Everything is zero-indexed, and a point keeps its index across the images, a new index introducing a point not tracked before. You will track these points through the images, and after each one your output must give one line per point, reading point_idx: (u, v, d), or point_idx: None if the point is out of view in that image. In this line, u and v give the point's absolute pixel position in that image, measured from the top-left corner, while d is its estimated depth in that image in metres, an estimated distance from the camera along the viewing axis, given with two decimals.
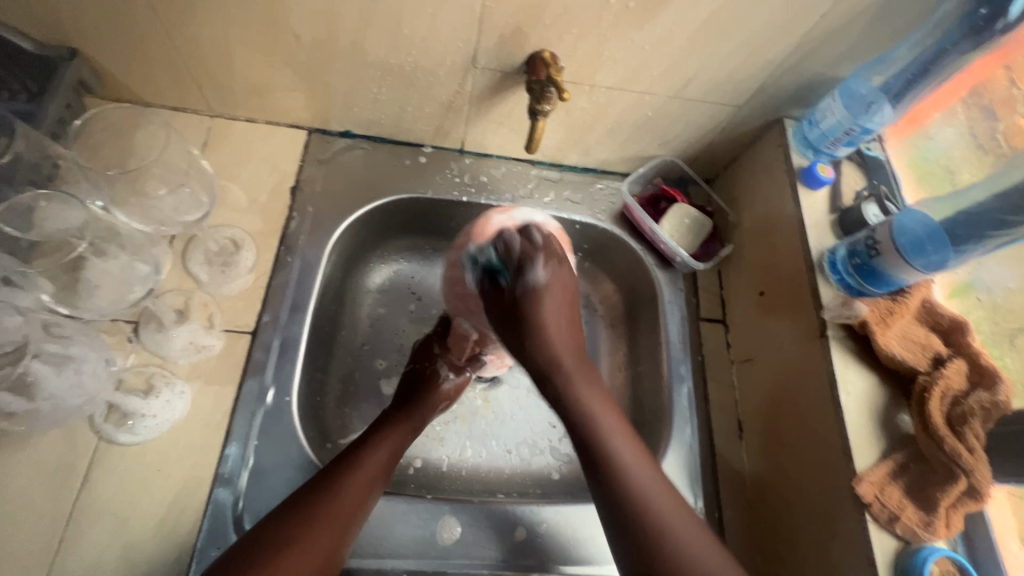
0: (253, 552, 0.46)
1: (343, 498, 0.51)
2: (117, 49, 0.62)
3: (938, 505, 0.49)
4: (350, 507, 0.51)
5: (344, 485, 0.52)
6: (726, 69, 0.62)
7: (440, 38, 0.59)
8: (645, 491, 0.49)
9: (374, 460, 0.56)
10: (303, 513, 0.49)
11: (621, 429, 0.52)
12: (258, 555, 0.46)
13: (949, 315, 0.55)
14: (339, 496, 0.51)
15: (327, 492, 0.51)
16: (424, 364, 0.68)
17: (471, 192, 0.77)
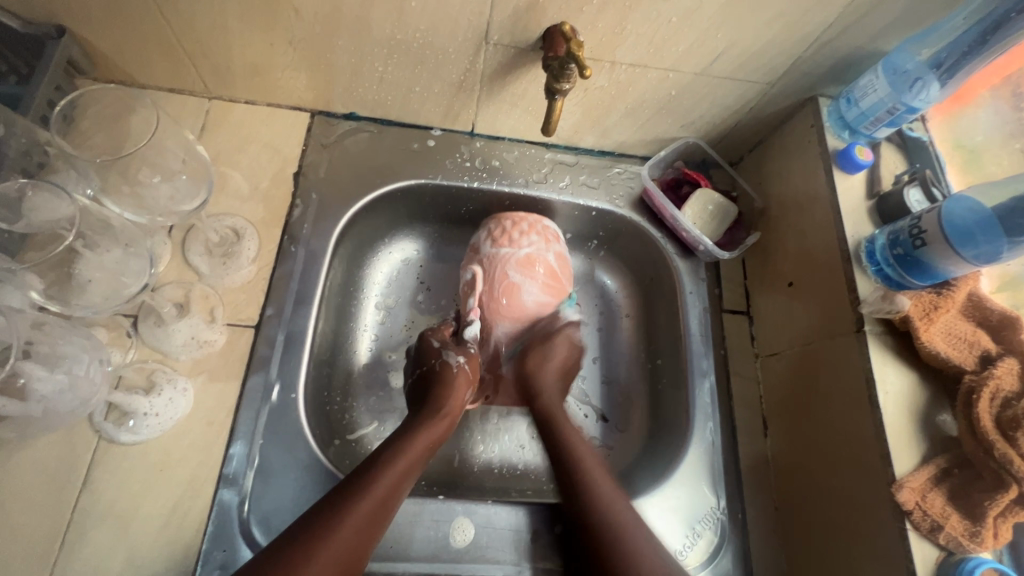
0: (307, 528, 0.46)
1: (386, 477, 0.51)
2: (106, 26, 0.59)
3: (984, 514, 0.46)
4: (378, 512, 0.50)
5: (382, 472, 0.52)
6: (758, 43, 0.57)
7: (450, 12, 0.55)
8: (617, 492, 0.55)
9: (402, 463, 0.53)
10: (349, 492, 0.50)
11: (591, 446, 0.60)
12: (310, 531, 0.46)
13: (1000, 310, 0.51)
14: (382, 477, 0.51)
15: (370, 474, 0.51)
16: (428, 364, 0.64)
17: (482, 178, 0.73)
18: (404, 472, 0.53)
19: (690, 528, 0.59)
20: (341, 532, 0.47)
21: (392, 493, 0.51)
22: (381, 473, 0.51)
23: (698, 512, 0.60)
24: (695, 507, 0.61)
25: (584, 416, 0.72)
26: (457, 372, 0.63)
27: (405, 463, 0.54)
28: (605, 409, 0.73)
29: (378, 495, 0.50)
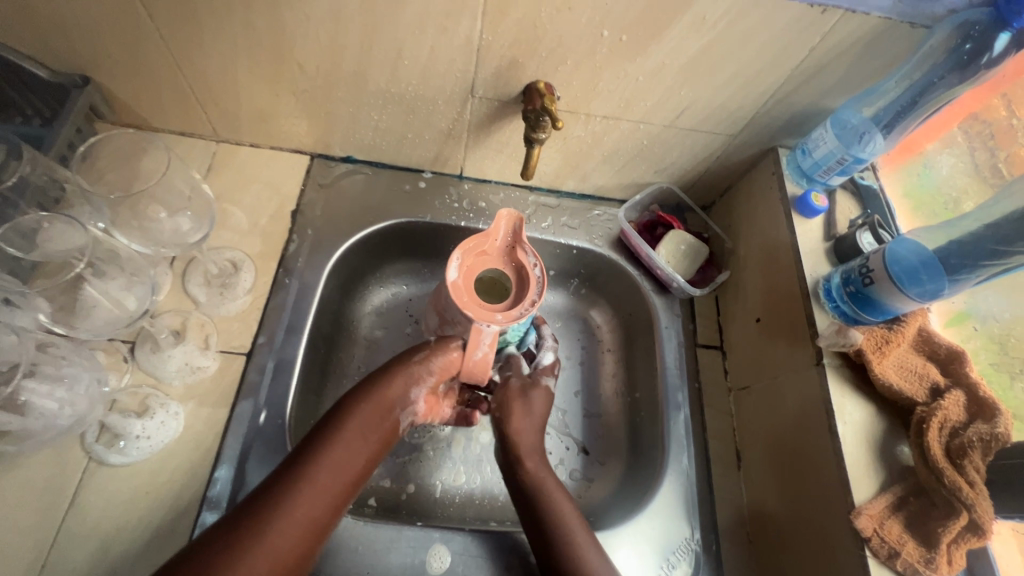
0: (251, 506, 0.49)
1: (330, 454, 0.53)
2: (127, 76, 0.65)
3: (939, 541, 0.48)
4: (312, 507, 0.50)
5: (326, 450, 0.53)
6: (717, 100, 0.63)
7: (439, 69, 0.61)
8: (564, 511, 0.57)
9: (342, 442, 0.54)
10: (297, 467, 0.51)
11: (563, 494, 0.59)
12: (254, 509, 0.48)
13: (947, 345, 0.55)
14: (326, 452, 0.53)
15: (314, 449, 0.53)
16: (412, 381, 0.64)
17: (469, 218, 0.78)
18: (333, 466, 0.52)
19: (665, 559, 0.61)
20: (298, 501, 0.50)
21: (323, 489, 0.51)
22: (307, 478, 0.51)
23: (672, 543, 0.61)
24: (670, 537, 0.62)
25: (566, 449, 0.74)
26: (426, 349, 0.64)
27: (335, 458, 0.53)
28: (586, 441, 0.75)
29: (325, 475, 0.52)
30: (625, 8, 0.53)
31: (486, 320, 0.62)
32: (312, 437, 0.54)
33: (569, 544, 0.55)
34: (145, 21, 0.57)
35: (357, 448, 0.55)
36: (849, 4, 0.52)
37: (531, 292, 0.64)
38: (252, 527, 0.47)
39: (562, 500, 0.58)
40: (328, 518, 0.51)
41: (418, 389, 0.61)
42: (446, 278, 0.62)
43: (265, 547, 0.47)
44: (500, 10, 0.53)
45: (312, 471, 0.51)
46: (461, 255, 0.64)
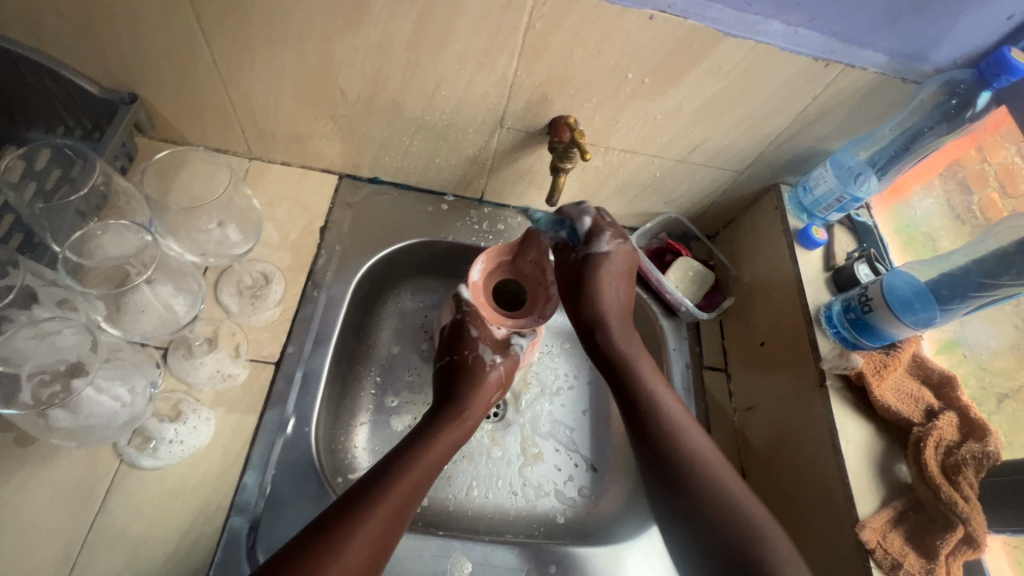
0: (367, 479, 0.56)
1: (438, 438, 0.61)
2: (173, 95, 0.68)
3: (938, 553, 0.51)
4: (416, 475, 0.57)
5: (435, 436, 0.61)
6: (727, 139, 0.69)
7: (473, 102, 0.66)
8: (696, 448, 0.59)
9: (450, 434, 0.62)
10: (410, 446, 0.60)
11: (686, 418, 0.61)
12: (369, 480, 0.55)
13: (939, 370, 0.59)
14: (435, 437, 0.61)
15: (426, 433, 0.62)
16: (462, 354, 0.69)
17: (488, 239, 0.82)
18: (416, 483, 0.57)
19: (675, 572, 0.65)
20: (410, 475, 0.56)
21: (404, 504, 0.55)
22: (385, 498, 0.54)
23: None
24: None
25: (574, 465, 0.81)
26: (473, 322, 0.70)
27: (416, 476, 0.57)
28: (594, 459, 0.82)
29: (435, 456, 0.60)
30: (649, 54, 0.58)
31: (499, 322, 0.70)
32: (395, 462, 0.57)
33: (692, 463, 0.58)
34: (201, 46, 0.61)
35: (434, 468, 0.59)
36: (849, 59, 0.58)
37: (542, 308, 0.70)
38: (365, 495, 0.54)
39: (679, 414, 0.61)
40: (421, 487, 0.57)
41: (486, 352, 0.69)
42: (468, 280, 0.69)
43: (376, 512, 0.52)
44: (536, 51, 0.58)
45: (411, 469, 0.57)
46: (484, 262, 0.70)
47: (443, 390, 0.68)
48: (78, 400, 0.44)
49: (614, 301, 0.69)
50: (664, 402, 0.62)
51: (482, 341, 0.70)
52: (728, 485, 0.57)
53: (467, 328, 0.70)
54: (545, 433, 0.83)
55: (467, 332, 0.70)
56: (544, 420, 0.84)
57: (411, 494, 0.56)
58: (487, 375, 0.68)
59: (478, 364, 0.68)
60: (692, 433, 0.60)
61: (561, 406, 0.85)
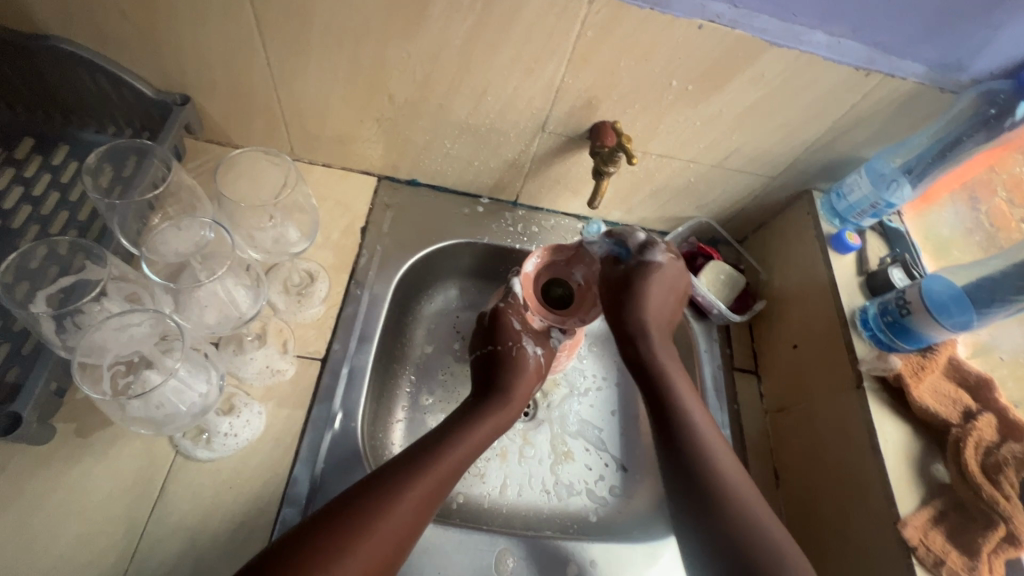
0: (413, 453, 0.57)
1: (487, 415, 0.64)
2: (224, 98, 0.70)
3: (980, 550, 0.52)
4: (463, 450, 0.59)
5: (484, 414, 0.64)
6: (763, 146, 0.71)
7: (518, 107, 0.67)
8: (713, 450, 0.59)
9: (504, 411, 0.65)
10: (457, 422, 0.62)
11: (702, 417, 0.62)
12: (415, 453, 0.57)
13: (976, 372, 0.60)
14: (484, 414, 0.64)
15: (472, 410, 0.64)
16: (505, 345, 0.70)
17: (523, 241, 0.84)
18: (457, 465, 0.58)
19: None
20: (458, 450, 0.59)
21: (439, 484, 0.56)
22: (426, 474, 0.55)
23: None
24: None
25: (605, 465, 0.82)
26: (513, 315, 0.71)
27: (459, 457, 0.58)
28: (625, 459, 0.83)
29: (485, 431, 0.62)
30: (695, 62, 0.60)
31: (541, 314, 0.71)
32: (439, 441, 0.59)
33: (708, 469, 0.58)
34: (258, 50, 0.63)
35: (483, 443, 0.62)
36: (889, 69, 0.59)
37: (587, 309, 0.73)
38: (412, 466, 0.55)
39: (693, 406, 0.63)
40: (466, 462, 0.59)
41: (529, 345, 0.70)
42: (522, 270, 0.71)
43: (421, 484, 0.54)
44: (584, 58, 0.60)
45: (461, 443, 0.59)
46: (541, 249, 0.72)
47: (483, 379, 0.69)
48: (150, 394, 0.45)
49: (658, 305, 0.69)
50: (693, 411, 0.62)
51: (524, 333, 0.71)
52: (741, 488, 0.57)
53: (507, 320, 0.71)
54: (575, 432, 0.84)
55: (507, 325, 0.70)
56: (573, 419, 0.85)
57: (456, 470, 0.57)
58: (527, 364, 0.68)
59: (521, 356, 0.69)
60: (710, 436, 0.60)
61: (590, 407, 0.87)
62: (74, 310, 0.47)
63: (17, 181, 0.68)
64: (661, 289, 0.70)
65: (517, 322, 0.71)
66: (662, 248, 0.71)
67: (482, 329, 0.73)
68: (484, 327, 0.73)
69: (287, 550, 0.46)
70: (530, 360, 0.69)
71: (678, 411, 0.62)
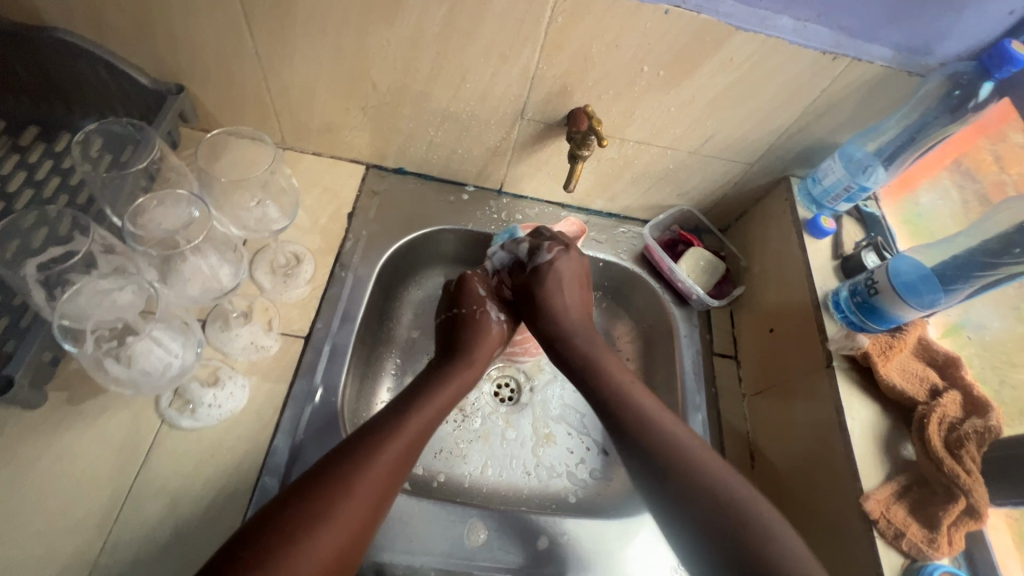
0: (382, 415, 0.60)
1: (453, 379, 0.67)
2: (216, 87, 0.73)
3: (941, 523, 0.53)
4: (432, 411, 0.62)
5: (450, 378, 0.67)
6: (738, 131, 0.72)
7: (496, 93, 0.70)
8: (685, 442, 0.58)
9: (470, 371, 0.69)
10: (425, 385, 0.65)
11: (660, 409, 0.62)
12: (384, 416, 0.60)
13: (944, 351, 0.61)
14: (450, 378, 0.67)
15: (439, 375, 0.67)
16: (471, 308, 0.74)
17: (506, 228, 0.86)
18: (421, 429, 0.60)
19: None
20: (427, 411, 0.62)
21: (412, 444, 0.59)
22: (392, 439, 0.57)
23: None
24: None
25: (586, 448, 0.84)
26: (477, 283, 0.76)
27: (421, 421, 0.61)
28: (606, 443, 0.84)
29: (452, 391, 0.66)
30: (664, 48, 0.61)
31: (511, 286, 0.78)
32: (402, 407, 0.61)
33: (687, 463, 0.56)
34: (246, 39, 0.66)
35: (450, 404, 0.66)
36: (856, 53, 0.60)
37: None
38: (382, 430, 0.58)
39: (645, 397, 0.63)
40: (434, 423, 0.62)
41: (493, 311, 0.75)
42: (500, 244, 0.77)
43: (393, 445, 0.57)
44: (557, 44, 0.62)
45: (431, 405, 0.63)
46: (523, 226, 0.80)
47: (447, 339, 0.73)
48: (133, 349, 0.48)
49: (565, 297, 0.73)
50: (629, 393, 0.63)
51: (489, 299, 0.76)
52: (728, 479, 0.55)
53: (473, 285, 0.76)
54: (557, 417, 0.86)
55: (471, 289, 0.75)
56: (555, 404, 0.87)
57: (427, 430, 0.61)
58: (489, 329, 0.73)
59: (484, 319, 0.73)
60: (679, 432, 0.59)
61: (573, 392, 0.88)
62: (62, 278, 0.52)
63: (21, 166, 0.72)
64: (566, 283, 0.74)
65: (481, 290, 0.76)
66: (550, 246, 0.74)
67: (448, 294, 0.77)
68: (451, 292, 0.77)
69: (261, 527, 0.48)
70: (493, 327, 0.74)
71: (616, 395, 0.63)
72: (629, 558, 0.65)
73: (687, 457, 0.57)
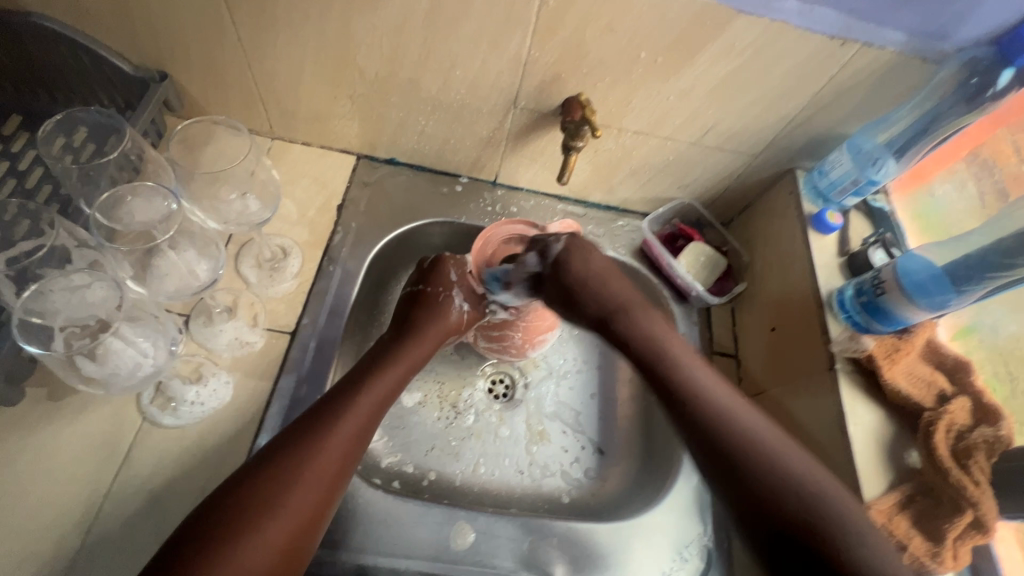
0: (335, 391, 0.59)
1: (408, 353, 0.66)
2: (200, 74, 0.71)
3: (944, 536, 0.50)
4: (385, 385, 0.61)
5: (406, 351, 0.66)
6: (741, 121, 0.69)
7: (487, 81, 0.67)
8: (768, 441, 0.54)
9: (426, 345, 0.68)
10: (380, 360, 0.64)
11: (730, 399, 0.58)
12: (337, 391, 0.59)
13: (953, 355, 0.58)
14: (404, 352, 0.65)
15: (393, 349, 0.66)
16: (436, 289, 0.72)
17: (501, 221, 0.83)
18: (373, 407, 0.59)
19: (679, 552, 0.65)
20: (382, 385, 0.61)
21: (367, 420, 0.58)
22: (344, 418, 0.56)
23: (688, 539, 0.66)
24: (684, 533, 0.66)
25: (581, 447, 0.82)
26: (448, 267, 0.74)
27: (374, 399, 0.59)
28: (601, 443, 0.82)
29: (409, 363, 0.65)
30: (662, 33, 0.58)
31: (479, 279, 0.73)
32: (354, 382, 0.60)
33: (773, 464, 0.53)
34: (227, 24, 0.63)
35: (406, 377, 0.64)
36: (867, 38, 0.57)
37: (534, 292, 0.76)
38: (334, 408, 0.57)
39: (711, 384, 0.59)
40: (389, 397, 0.61)
41: (457, 298, 0.72)
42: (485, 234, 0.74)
43: (346, 424, 0.56)
44: (549, 29, 0.59)
45: (386, 380, 0.62)
46: (511, 230, 0.75)
47: (403, 315, 0.71)
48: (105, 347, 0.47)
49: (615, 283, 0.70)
50: (705, 389, 0.59)
51: (457, 285, 0.73)
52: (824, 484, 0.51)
53: (445, 270, 0.74)
54: (551, 414, 0.84)
55: (439, 273, 0.74)
56: (550, 401, 0.85)
57: (382, 404, 0.60)
58: (448, 314, 0.71)
59: (446, 302, 0.71)
60: (757, 427, 0.56)
61: (568, 389, 0.86)
62: (35, 272, 0.50)
63: (4, 155, 0.71)
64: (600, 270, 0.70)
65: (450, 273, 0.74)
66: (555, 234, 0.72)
67: (419, 270, 0.76)
68: (423, 269, 0.75)
69: (208, 515, 0.48)
70: (454, 311, 0.72)
71: (686, 387, 0.59)
72: (620, 562, 0.63)
73: (772, 462, 0.53)
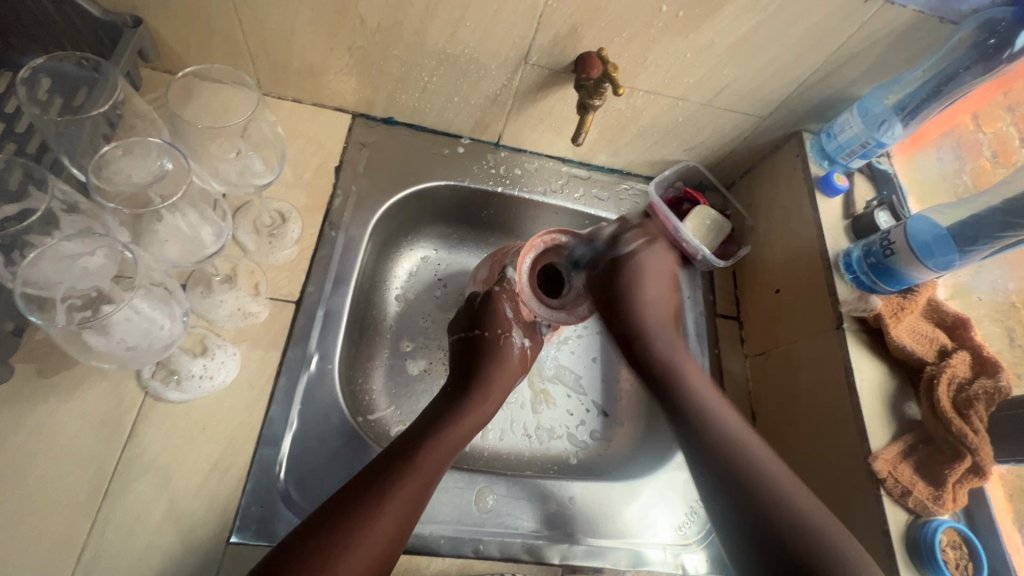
0: (399, 450, 0.55)
1: (471, 409, 0.61)
2: (178, 23, 0.64)
3: (946, 481, 0.55)
4: (451, 441, 0.57)
5: (474, 407, 0.61)
6: (754, 82, 0.68)
7: (498, 33, 0.63)
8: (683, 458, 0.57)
9: (491, 400, 0.63)
10: (441, 418, 0.59)
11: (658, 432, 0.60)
12: (396, 448, 0.55)
13: (953, 312, 0.62)
14: (467, 409, 0.61)
15: (459, 405, 0.61)
16: (494, 331, 0.66)
17: (505, 184, 0.81)
18: (434, 467, 0.54)
19: (689, 506, 0.67)
20: (446, 440, 0.57)
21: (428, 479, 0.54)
22: (398, 483, 0.52)
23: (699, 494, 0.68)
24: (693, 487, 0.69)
25: (586, 410, 0.82)
26: (503, 296, 0.68)
27: (432, 463, 0.54)
28: (606, 405, 0.82)
29: (474, 419, 0.61)
30: None
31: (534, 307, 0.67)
32: (417, 440, 0.56)
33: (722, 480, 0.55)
34: None
35: (475, 426, 0.61)
36: None
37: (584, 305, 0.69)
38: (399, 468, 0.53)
39: None
40: (451, 455, 0.57)
41: (517, 335, 0.67)
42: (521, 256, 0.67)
43: (406, 488, 0.52)
44: None
45: (448, 437, 0.57)
46: (549, 238, 0.69)
47: (463, 363, 0.66)
48: (111, 323, 0.43)
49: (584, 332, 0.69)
50: None
51: (515, 322, 0.68)
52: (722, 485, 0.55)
53: (496, 309, 0.67)
54: (549, 375, 0.83)
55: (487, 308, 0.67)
56: (550, 363, 0.84)
57: (446, 460, 0.56)
58: (511, 356, 0.66)
59: (506, 346, 0.66)
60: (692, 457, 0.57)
61: (570, 353, 0.85)
62: (24, 240, 0.47)
63: None
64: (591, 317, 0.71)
65: (503, 311, 0.67)
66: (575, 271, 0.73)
67: (470, 310, 0.69)
68: (473, 309, 0.69)
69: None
70: (515, 350, 0.67)
71: None
72: (633, 517, 0.65)
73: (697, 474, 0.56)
